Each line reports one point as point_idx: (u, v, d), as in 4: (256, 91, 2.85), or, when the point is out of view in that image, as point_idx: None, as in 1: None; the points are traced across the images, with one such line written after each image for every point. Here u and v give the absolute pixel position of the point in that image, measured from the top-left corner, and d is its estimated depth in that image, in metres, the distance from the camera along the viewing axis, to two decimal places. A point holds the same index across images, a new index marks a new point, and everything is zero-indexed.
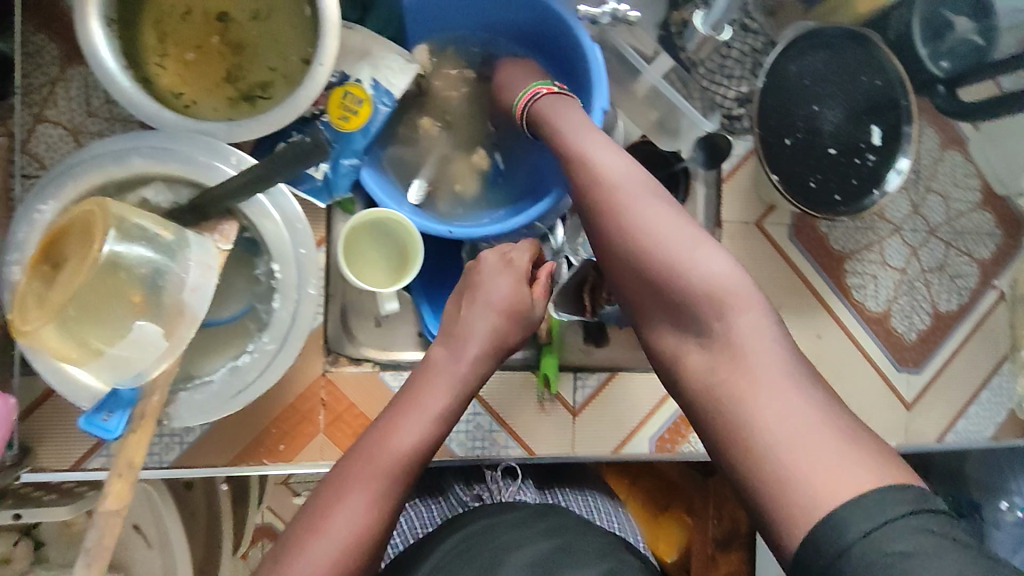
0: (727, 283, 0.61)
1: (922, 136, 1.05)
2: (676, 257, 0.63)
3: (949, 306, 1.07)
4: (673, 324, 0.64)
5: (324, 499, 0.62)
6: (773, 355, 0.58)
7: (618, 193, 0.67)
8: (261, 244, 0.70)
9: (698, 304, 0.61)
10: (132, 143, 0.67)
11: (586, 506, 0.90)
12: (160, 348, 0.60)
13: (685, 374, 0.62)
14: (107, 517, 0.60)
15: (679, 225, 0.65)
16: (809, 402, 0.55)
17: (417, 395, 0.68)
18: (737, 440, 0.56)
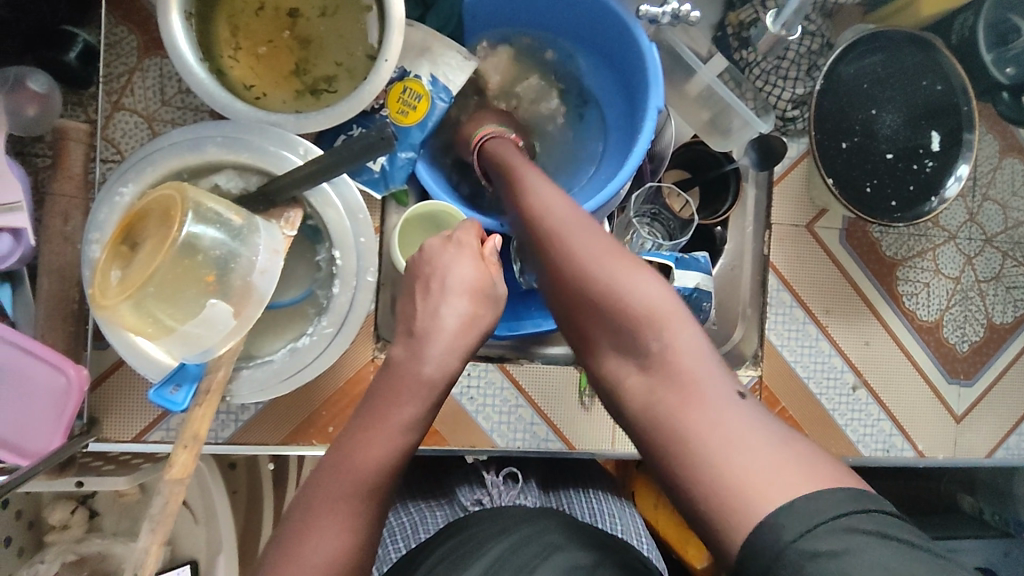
0: (649, 298, 0.61)
1: (980, 143, 1.03)
2: (610, 276, 0.62)
3: (1004, 318, 1.04)
4: (611, 341, 0.62)
5: (293, 525, 0.57)
6: (708, 371, 0.57)
7: (554, 213, 0.67)
8: (323, 232, 0.73)
9: (633, 322, 0.60)
10: (207, 131, 0.70)
11: (588, 509, 0.92)
12: (228, 326, 0.63)
13: (625, 396, 0.61)
14: (171, 485, 0.63)
15: (608, 243, 0.65)
16: (741, 412, 0.54)
17: (382, 408, 0.62)
18: (674, 455, 0.55)
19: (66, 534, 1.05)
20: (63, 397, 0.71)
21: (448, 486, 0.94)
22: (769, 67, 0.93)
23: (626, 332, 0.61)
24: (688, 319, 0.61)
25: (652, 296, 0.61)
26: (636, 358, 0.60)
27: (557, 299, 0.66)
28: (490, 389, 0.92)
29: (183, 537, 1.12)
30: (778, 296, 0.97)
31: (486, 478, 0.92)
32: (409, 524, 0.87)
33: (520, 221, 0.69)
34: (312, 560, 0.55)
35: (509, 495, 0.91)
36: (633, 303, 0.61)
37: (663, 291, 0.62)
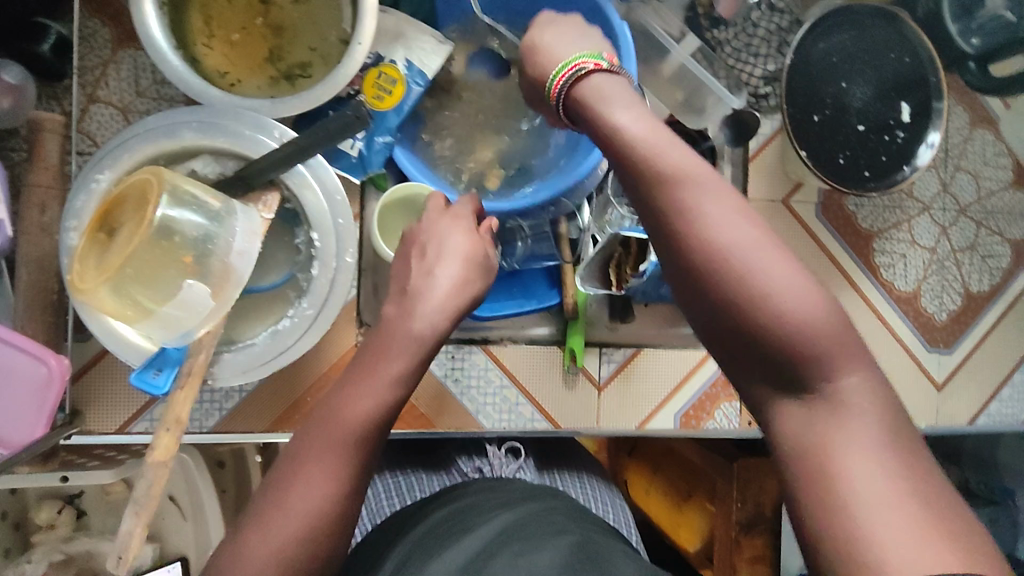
0: (813, 322, 0.48)
1: (951, 115, 1.04)
2: (764, 281, 0.49)
3: (981, 287, 1.06)
4: (761, 365, 0.50)
5: (281, 471, 0.58)
6: (871, 410, 0.47)
7: (696, 198, 0.52)
8: (301, 215, 0.73)
9: (786, 350, 0.48)
10: (182, 117, 0.70)
11: (583, 495, 0.89)
12: (207, 308, 0.64)
13: (765, 414, 0.51)
14: (155, 468, 0.63)
15: (771, 244, 0.51)
16: (899, 465, 0.45)
17: (372, 362, 0.62)
18: (813, 496, 0.46)
19: (53, 534, 1.04)
20: (44, 388, 0.71)
21: (444, 455, 0.91)
22: (740, 44, 0.95)
23: (780, 359, 0.49)
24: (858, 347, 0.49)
25: (817, 314, 0.49)
26: (797, 390, 0.49)
27: (684, 295, 0.53)
28: (474, 370, 0.93)
29: (173, 534, 1.12)
30: None
31: (486, 449, 0.90)
32: (398, 486, 0.85)
33: (647, 204, 0.54)
34: (298, 506, 0.55)
35: (508, 469, 0.88)
36: (795, 330, 0.48)
37: (827, 306, 0.50)
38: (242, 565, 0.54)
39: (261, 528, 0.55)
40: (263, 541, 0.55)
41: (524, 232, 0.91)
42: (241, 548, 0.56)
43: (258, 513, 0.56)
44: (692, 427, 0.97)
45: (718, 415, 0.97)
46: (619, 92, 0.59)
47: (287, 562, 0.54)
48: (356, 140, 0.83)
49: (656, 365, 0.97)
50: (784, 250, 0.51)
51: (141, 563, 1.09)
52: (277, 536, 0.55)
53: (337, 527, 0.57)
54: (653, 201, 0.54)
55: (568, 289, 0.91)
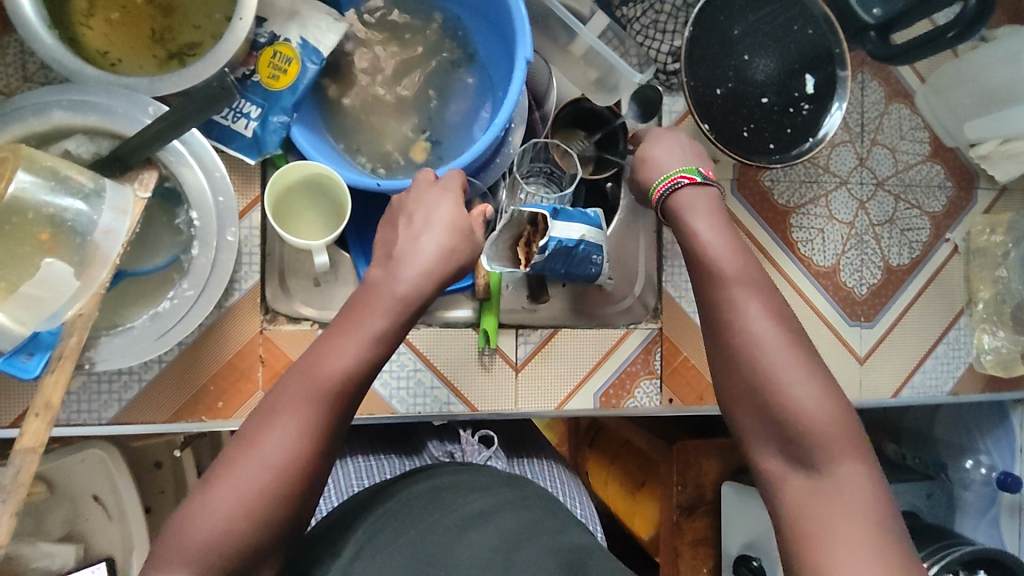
0: (824, 412, 0.58)
1: (865, 90, 1.05)
2: (781, 375, 0.59)
3: (901, 260, 1.06)
4: (777, 446, 0.59)
5: (254, 423, 0.59)
6: (862, 487, 0.56)
7: (740, 303, 0.63)
8: (181, 193, 0.71)
9: (781, 430, 0.58)
10: (52, 96, 0.69)
11: (548, 477, 0.96)
12: (72, 288, 0.62)
13: (776, 489, 0.59)
14: (23, 454, 0.61)
15: (785, 338, 0.61)
16: (884, 536, 0.53)
17: (352, 319, 0.63)
18: (806, 557, 0.54)
19: None
20: None
21: (418, 441, 0.97)
22: (648, 21, 0.96)
23: (792, 443, 0.58)
24: (857, 442, 0.58)
25: (823, 401, 0.58)
26: (795, 468, 0.58)
27: (726, 385, 0.62)
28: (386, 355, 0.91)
29: (96, 536, 1.09)
30: (673, 249, 0.98)
31: (457, 432, 0.96)
32: (368, 468, 0.91)
33: (702, 307, 0.66)
34: (269, 456, 0.57)
35: (479, 455, 0.93)
36: (798, 413, 0.58)
37: (834, 393, 0.59)
38: (202, 517, 0.54)
39: (228, 476, 0.56)
40: (231, 486, 0.55)
41: None
42: (202, 501, 0.56)
43: (230, 458, 0.57)
44: (611, 406, 0.95)
45: (638, 394, 0.96)
46: (701, 205, 0.71)
47: (265, 503, 0.56)
48: (250, 120, 0.82)
49: (574, 344, 0.96)
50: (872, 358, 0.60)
51: (62, 566, 1.06)
52: (242, 487, 0.55)
53: (301, 483, 0.58)
54: (711, 301, 0.65)
55: (479, 270, 0.90)
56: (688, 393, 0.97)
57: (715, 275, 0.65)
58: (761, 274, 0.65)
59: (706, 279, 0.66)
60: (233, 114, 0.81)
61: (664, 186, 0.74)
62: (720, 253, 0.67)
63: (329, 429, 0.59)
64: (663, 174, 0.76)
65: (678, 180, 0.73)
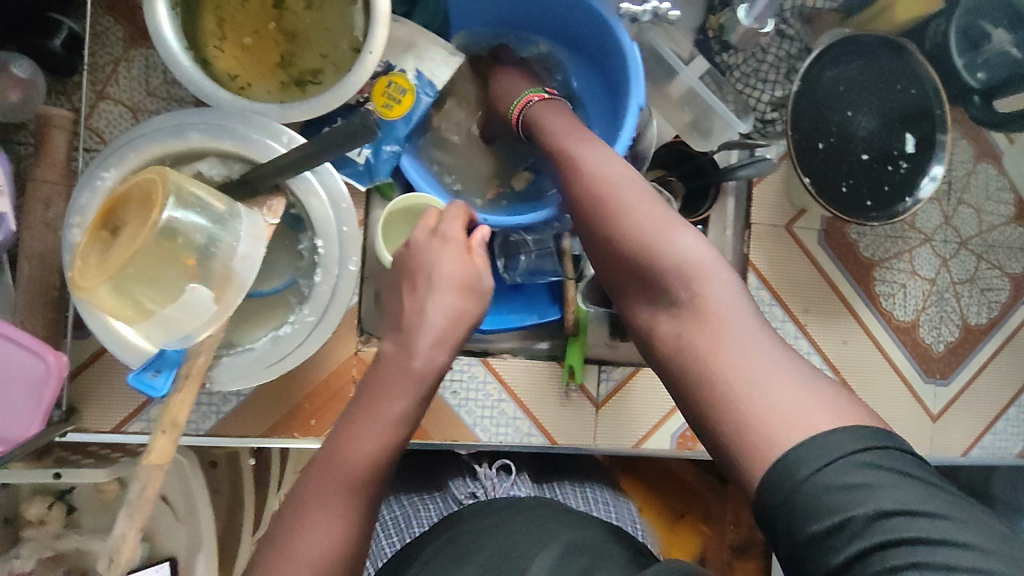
0: (692, 245, 0.62)
1: (955, 147, 1.05)
2: (647, 234, 0.63)
3: (979, 319, 1.07)
4: (649, 292, 0.63)
5: (287, 521, 0.60)
6: (742, 322, 0.58)
7: (598, 175, 0.68)
8: (306, 220, 0.73)
9: (669, 277, 0.61)
10: (190, 119, 0.70)
11: (584, 500, 0.93)
12: (209, 312, 0.64)
13: (658, 343, 0.62)
14: (149, 471, 0.62)
15: (650, 203, 0.65)
16: (775, 365, 0.56)
17: (371, 402, 0.64)
18: (703, 385, 0.57)
19: (43, 530, 1.03)
20: (41, 384, 0.70)
21: (442, 479, 0.94)
22: (748, 69, 0.94)
23: (664, 280, 0.62)
24: (723, 270, 0.62)
25: (698, 254, 0.62)
26: (674, 307, 0.61)
27: (599, 260, 0.67)
28: (473, 384, 0.92)
29: (162, 534, 1.10)
30: (759, 295, 0.98)
31: (478, 470, 0.93)
32: (402, 515, 0.87)
33: (572, 181, 0.69)
34: (309, 555, 0.58)
35: (503, 487, 0.91)
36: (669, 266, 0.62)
37: (712, 250, 0.63)
38: None
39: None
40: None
41: (529, 246, 0.91)
42: None
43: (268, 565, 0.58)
44: (687, 449, 0.96)
45: None
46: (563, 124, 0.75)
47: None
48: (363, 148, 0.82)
49: (655, 385, 0.96)
50: (683, 220, 0.64)
51: None
52: None
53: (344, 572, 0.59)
54: (575, 184, 0.69)
55: (569, 306, 0.90)
56: None
57: (573, 174, 0.69)
58: (618, 167, 0.68)
59: (564, 160, 0.71)
60: None
61: (522, 102, 0.80)
62: (571, 150, 0.71)
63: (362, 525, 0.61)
64: (519, 96, 0.82)
65: (530, 99, 0.79)
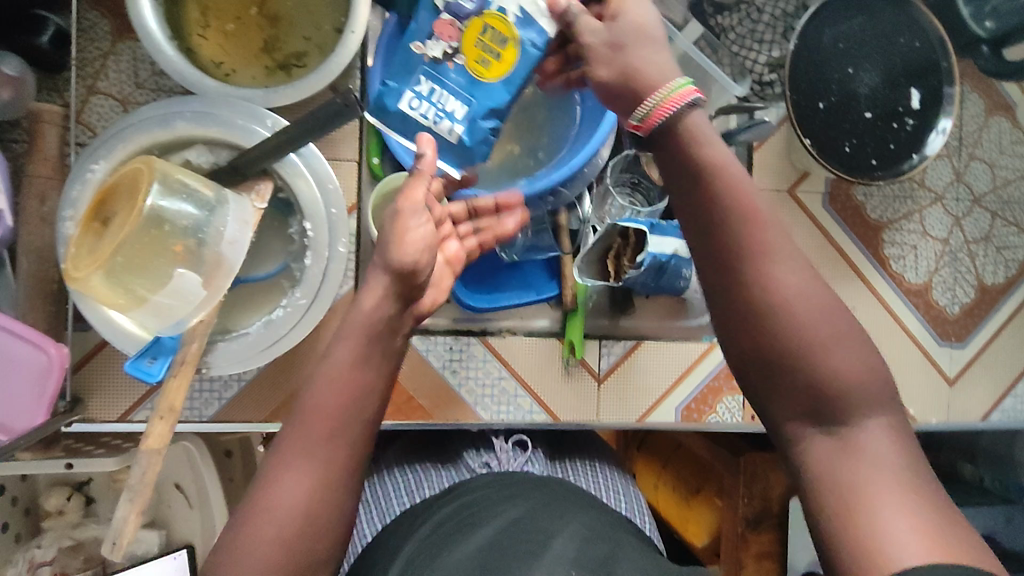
0: (853, 357, 0.49)
1: (965, 102, 1.01)
2: (819, 335, 0.49)
3: (995, 279, 1.03)
4: (802, 407, 0.50)
5: (253, 480, 0.52)
6: (905, 460, 0.47)
7: (772, 252, 0.50)
8: (294, 204, 0.73)
9: (829, 395, 0.49)
10: (176, 107, 0.70)
11: (594, 483, 0.83)
12: (198, 297, 0.64)
13: (800, 459, 0.50)
14: (148, 455, 0.64)
15: (814, 290, 0.50)
16: (927, 502, 0.45)
17: (334, 346, 0.56)
18: (838, 504, 0.47)
19: (62, 520, 1.07)
20: (45, 375, 0.72)
21: (452, 451, 0.85)
22: (744, 31, 0.92)
23: (817, 391, 0.49)
24: (891, 399, 0.50)
25: (867, 377, 0.49)
26: (825, 433, 0.49)
27: (736, 343, 0.52)
28: (472, 363, 0.91)
29: (179, 522, 1.13)
30: None
31: (494, 442, 0.85)
32: (407, 483, 0.79)
33: (716, 239, 0.52)
34: (279, 516, 0.50)
35: (516, 462, 0.82)
36: (832, 379, 0.49)
37: (879, 368, 0.50)
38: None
39: (238, 549, 0.50)
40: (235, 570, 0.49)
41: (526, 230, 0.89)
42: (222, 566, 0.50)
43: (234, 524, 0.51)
44: (692, 421, 0.95)
45: (721, 408, 0.96)
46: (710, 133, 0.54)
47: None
48: (456, 125, 0.78)
49: (656, 357, 0.95)
50: (843, 311, 0.51)
51: (148, 550, 1.10)
52: (259, 555, 0.49)
53: (325, 538, 0.52)
54: (737, 253, 0.51)
55: (567, 281, 0.89)
56: None
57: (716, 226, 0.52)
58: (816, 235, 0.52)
59: (718, 216, 0.52)
60: (436, 116, 0.78)
61: (666, 99, 0.54)
62: (764, 210, 0.52)
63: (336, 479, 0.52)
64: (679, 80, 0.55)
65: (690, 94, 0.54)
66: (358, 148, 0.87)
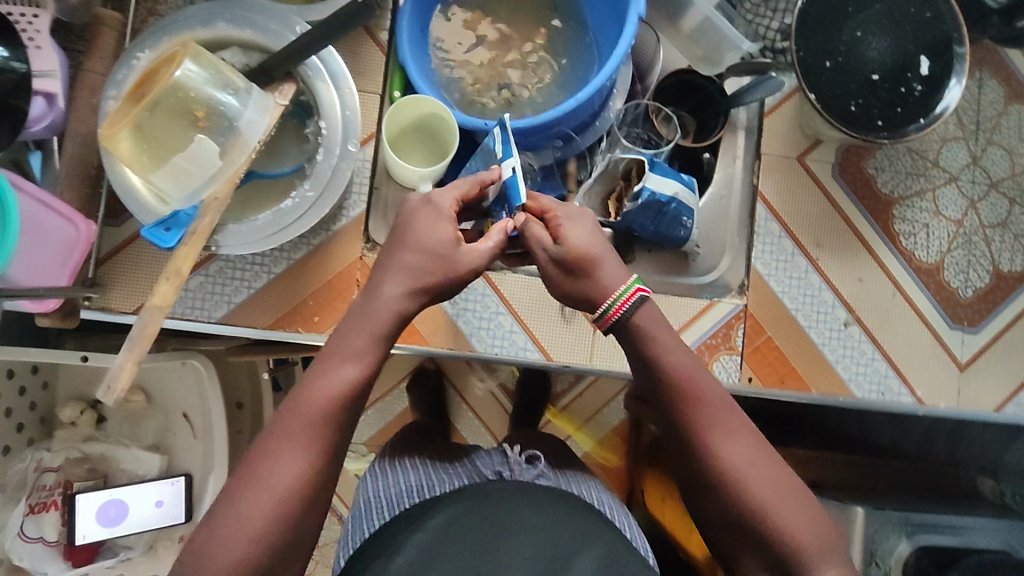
0: (808, 527, 0.60)
1: (983, 88, 1.02)
2: (768, 502, 0.60)
3: (1012, 267, 1.01)
4: (764, 563, 0.61)
5: (261, 449, 0.59)
6: None
7: (728, 423, 0.64)
8: (312, 107, 0.79)
9: (786, 557, 0.59)
10: (218, 10, 0.77)
11: (597, 499, 0.81)
12: (215, 166, 0.71)
13: None
14: (152, 310, 0.68)
15: (756, 453, 0.63)
16: None
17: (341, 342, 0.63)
18: None
19: (74, 431, 1.11)
20: (70, 247, 0.79)
21: (462, 455, 0.85)
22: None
23: (779, 561, 0.60)
24: (835, 547, 0.61)
25: (816, 537, 0.60)
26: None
27: (700, 500, 0.65)
28: (472, 295, 0.94)
29: (181, 451, 1.15)
30: (766, 227, 0.97)
31: (507, 451, 0.81)
32: (413, 483, 0.78)
33: (675, 419, 0.65)
34: (276, 486, 0.57)
35: (528, 475, 0.78)
36: (784, 530, 0.60)
37: (828, 527, 0.62)
38: (219, 550, 0.55)
39: (236, 512, 0.56)
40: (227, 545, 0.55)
41: (534, 170, 0.96)
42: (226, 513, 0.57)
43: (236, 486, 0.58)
44: None
45: (717, 366, 0.95)
46: (656, 319, 0.67)
47: (254, 553, 0.56)
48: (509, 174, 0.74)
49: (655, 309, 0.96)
50: (793, 481, 0.62)
51: (148, 473, 1.13)
52: (251, 520, 0.56)
53: (304, 511, 0.58)
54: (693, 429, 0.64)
55: None
56: (768, 373, 0.96)
57: (675, 401, 0.65)
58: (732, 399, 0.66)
59: (680, 400, 0.65)
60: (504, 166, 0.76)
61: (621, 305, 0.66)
62: (709, 393, 0.65)
63: (328, 455, 0.60)
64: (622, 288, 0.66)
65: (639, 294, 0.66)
66: (382, 81, 0.92)
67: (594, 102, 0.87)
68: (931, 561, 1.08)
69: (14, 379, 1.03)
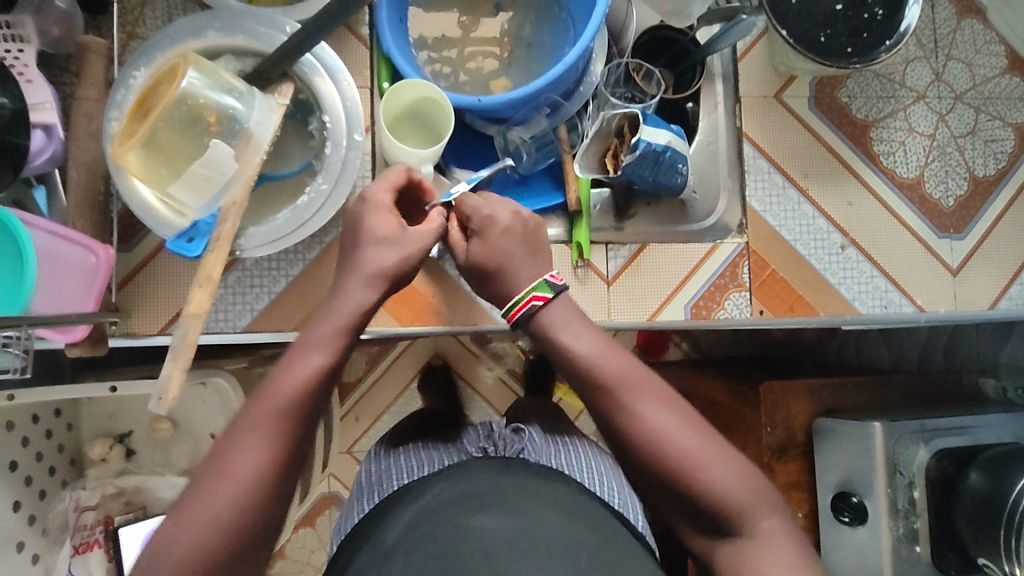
0: (731, 471, 0.65)
1: (936, 8, 1.07)
2: (689, 460, 0.64)
3: (987, 171, 1.06)
4: (697, 514, 0.66)
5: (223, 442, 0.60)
6: (767, 521, 0.64)
7: (642, 395, 0.67)
8: (313, 103, 0.81)
9: (716, 504, 0.64)
10: (205, 20, 0.78)
11: (589, 474, 0.77)
12: (232, 169, 0.73)
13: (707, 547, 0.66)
14: (190, 317, 0.67)
15: (674, 416, 0.66)
16: (774, 520, 0.65)
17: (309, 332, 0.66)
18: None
19: (105, 467, 1.11)
20: (91, 274, 0.79)
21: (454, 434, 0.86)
22: None
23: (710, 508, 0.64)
24: (755, 483, 0.66)
25: (738, 480, 0.65)
26: (727, 537, 0.64)
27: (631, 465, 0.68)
28: None
29: None
30: (755, 164, 1.02)
31: (493, 427, 0.81)
32: (401, 466, 0.80)
33: (595, 399, 0.68)
34: (239, 470, 0.58)
35: (512, 448, 0.78)
36: (711, 482, 0.64)
37: (750, 478, 0.66)
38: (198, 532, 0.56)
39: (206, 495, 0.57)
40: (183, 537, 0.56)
41: (527, 143, 0.98)
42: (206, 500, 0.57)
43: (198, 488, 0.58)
44: (702, 318, 0.99)
45: (728, 305, 1.00)
46: (561, 317, 0.70)
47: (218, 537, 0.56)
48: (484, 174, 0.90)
49: (661, 259, 0.99)
50: (710, 434, 0.67)
51: None
52: (219, 504, 0.57)
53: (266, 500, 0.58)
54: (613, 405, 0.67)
55: (569, 181, 0.97)
56: (778, 304, 1.00)
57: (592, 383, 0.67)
58: (644, 367, 0.69)
59: (589, 381, 0.67)
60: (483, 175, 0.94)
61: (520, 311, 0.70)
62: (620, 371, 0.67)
63: (287, 450, 0.60)
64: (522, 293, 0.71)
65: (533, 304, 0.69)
66: (369, 73, 0.94)
67: (581, 63, 0.89)
68: (951, 462, 1.08)
69: (41, 423, 1.02)
